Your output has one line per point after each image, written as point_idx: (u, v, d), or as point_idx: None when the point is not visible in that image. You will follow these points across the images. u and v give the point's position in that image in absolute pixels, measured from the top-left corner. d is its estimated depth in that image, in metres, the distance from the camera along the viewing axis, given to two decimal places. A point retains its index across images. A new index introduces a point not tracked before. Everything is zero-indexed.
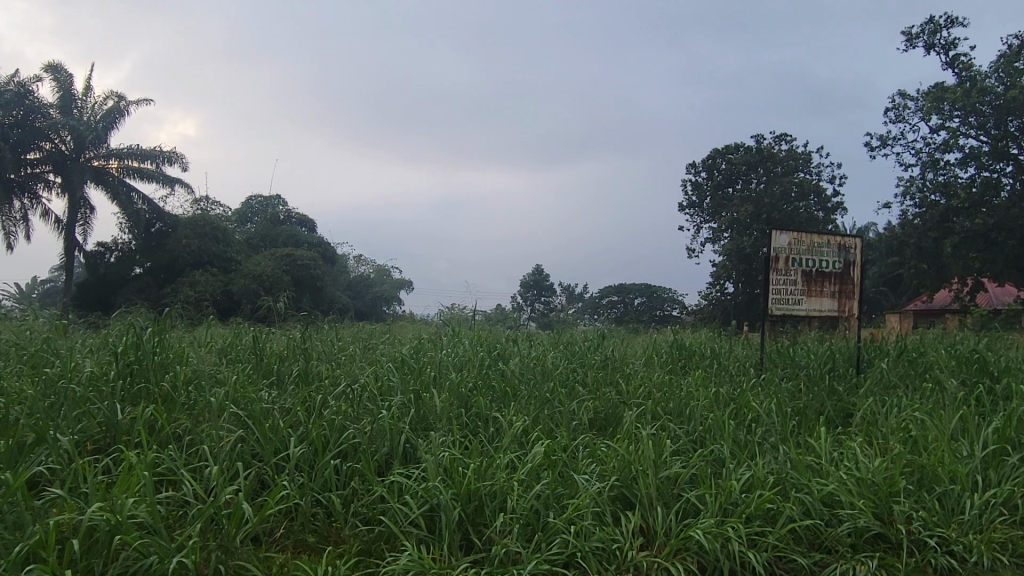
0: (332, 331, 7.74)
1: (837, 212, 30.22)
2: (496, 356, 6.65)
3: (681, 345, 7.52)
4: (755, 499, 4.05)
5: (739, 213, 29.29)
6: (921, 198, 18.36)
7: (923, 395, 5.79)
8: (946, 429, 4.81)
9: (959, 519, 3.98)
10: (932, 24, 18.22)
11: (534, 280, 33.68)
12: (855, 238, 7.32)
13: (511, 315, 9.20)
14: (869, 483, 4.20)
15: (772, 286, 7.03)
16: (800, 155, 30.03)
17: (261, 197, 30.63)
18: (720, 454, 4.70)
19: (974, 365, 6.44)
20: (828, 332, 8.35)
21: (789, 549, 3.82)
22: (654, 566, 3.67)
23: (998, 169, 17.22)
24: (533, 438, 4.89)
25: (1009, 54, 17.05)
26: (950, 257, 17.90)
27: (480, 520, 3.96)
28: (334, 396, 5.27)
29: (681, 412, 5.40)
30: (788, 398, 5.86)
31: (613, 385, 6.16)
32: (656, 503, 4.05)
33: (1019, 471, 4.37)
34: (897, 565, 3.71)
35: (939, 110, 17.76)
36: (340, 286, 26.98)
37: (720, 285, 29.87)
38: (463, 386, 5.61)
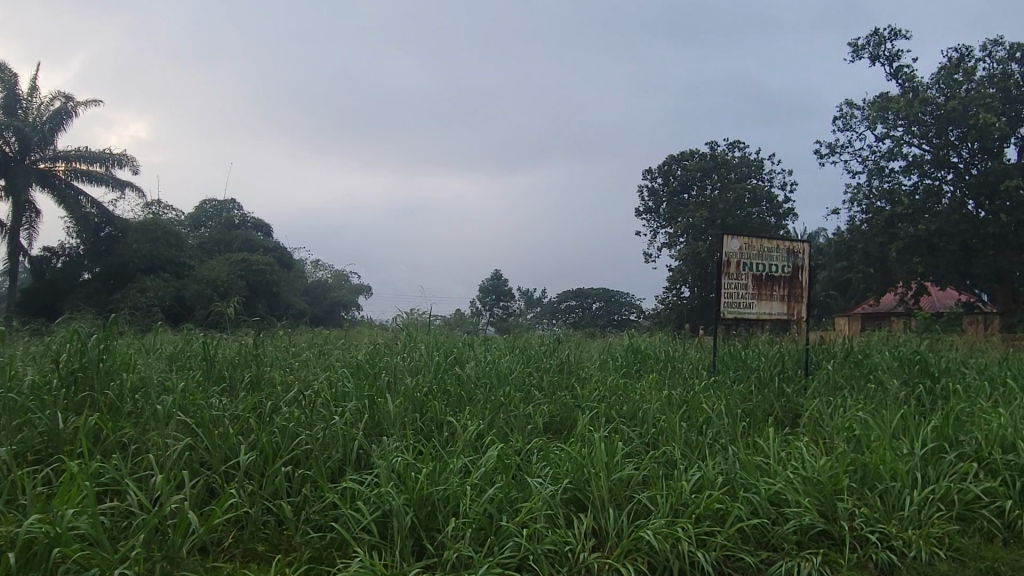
0: (285, 336, 7.62)
1: (788, 218, 30.92)
2: (452, 360, 6.64)
3: (636, 350, 7.62)
4: (703, 499, 4.12)
5: (694, 218, 29.77)
6: (868, 204, 18.89)
7: (867, 396, 5.97)
8: (888, 428, 4.95)
9: (899, 515, 4.12)
10: (877, 36, 18.81)
11: (493, 285, 33.71)
12: (803, 243, 7.51)
13: (468, 319, 9.19)
14: (815, 482, 4.31)
15: (723, 291, 7.16)
16: (753, 162, 30.65)
17: (215, 201, 30.07)
18: (671, 455, 4.77)
19: (916, 365, 6.66)
20: (779, 335, 8.54)
21: (737, 548, 3.89)
22: (605, 567, 3.70)
23: (939, 176, 17.85)
24: (487, 442, 4.90)
25: (949, 66, 17.70)
26: (895, 262, 18.49)
27: (433, 526, 3.95)
28: (286, 402, 5.19)
29: (634, 416, 5.47)
30: (740, 399, 5.98)
31: (569, 389, 6.20)
32: (607, 505, 4.10)
33: (956, 467, 4.53)
34: (840, 561, 3.82)
35: (883, 119, 18.33)
36: (297, 291, 26.61)
37: (677, 290, 30.29)
38: (418, 391, 5.58)
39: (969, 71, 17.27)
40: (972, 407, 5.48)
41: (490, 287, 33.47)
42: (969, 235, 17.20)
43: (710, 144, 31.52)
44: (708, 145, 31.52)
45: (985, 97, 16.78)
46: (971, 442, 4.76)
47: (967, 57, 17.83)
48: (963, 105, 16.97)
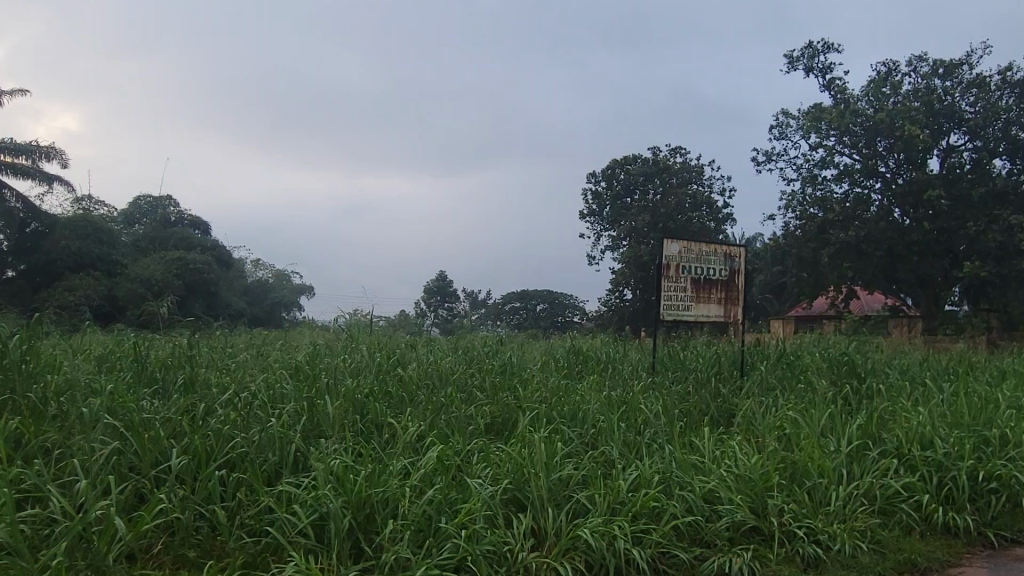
0: (223, 336, 7.45)
1: (727, 222, 31.76)
2: (394, 361, 6.60)
3: (578, 351, 7.71)
4: (640, 497, 4.20)
5: (637, 222, 30.28)
6: (801, 210, 19.50)
7: (798, 395, 6.18)
8: (816, 426, 5.14)
9: (825, 510, 4.28)
10: (811, 48, 19.47)
11: (438, 286, 33.58)
12: (740, 248, 7.73)
13: (413, 320, 9.16)
14: (747, 479, 4.44)
15: (664, 293, 7.31)
16: (694, 168, 31.35)
17: (150, 198, 29.10)
18: (610, 455, 4.85)
19: (844, 366, 6.94)
20: (716, 336, 8.76)
21: (672, 545, 3.98)
22: (543, 566, 3.73)
23: (868, 185, 18.60)
24: (428, 443, 4.88)
25: (877, 79, 18.46)
26: (826, 267, 19.21)
27: (371, 528, 3.92)
28: (221, 404, 5.08)
29: (574, 416, 5.53)
30: (678, 399, 6.12)
31: (511, 390, 6.23)
32: (547, 505, 4.13)
33: (878, 463, 4.74)
34: (769, 556, 3.94)
35: (817, 129, 18.98)
36: (236, 291, 25.97)
37: (619, 292, 30.72)
38: (359, 392, 5.53)
39: (896, 85, 18.06)
40: (894, 406, 5.74)
41: (435, 288, 33.35)
42: (895, 242, 17.99)
43: (653, 149, 32.12)
44: (651, 150, 32.09)
45: (911, 110, 17.55)
46: (893, 440, 4.97)
47: (894, 71, 18.62)
48: (890, 118, 17.72)
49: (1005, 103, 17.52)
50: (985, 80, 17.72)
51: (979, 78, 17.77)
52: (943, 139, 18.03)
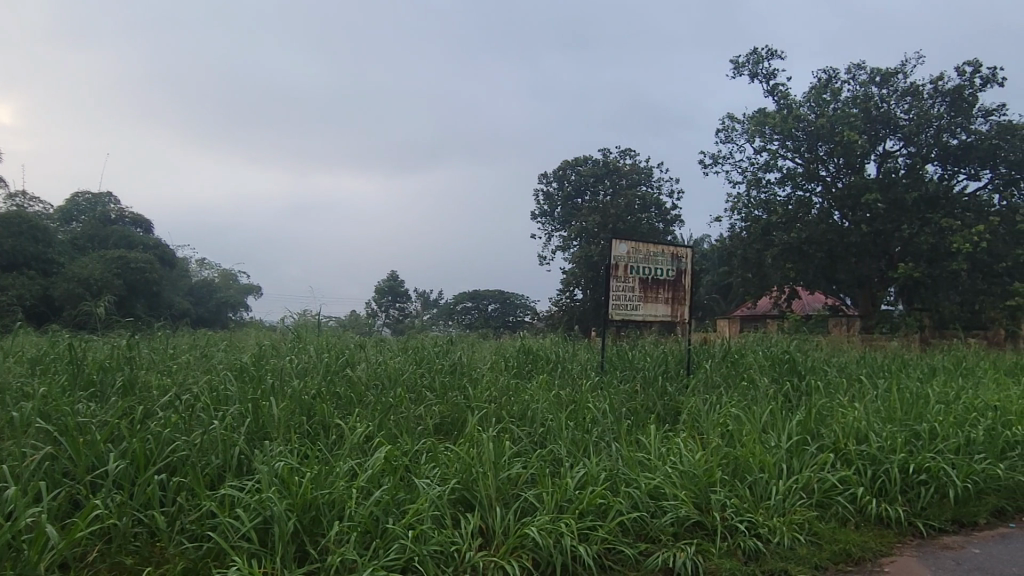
0: (164, 337, 7.24)
1: (676, 224, 32.31)
2: (342, 361, 6.52)
3: (528, 351, 7.75)
4: (587, 495, 4.25)
5: (587, 223, 30.55)
6: (747, 212, 19.95)
7: (741, 393, 6.34)
8: (758, 423, 5.28)
9: (766, 504, 4.40)
10: (756, 54, 19.96)
11: (389, 286, 33.30)
12: (687, 249, 7.87)
13: (363, 320, 9.08)
14: (690, 475, 4.53)
15: (612, 293, 7.40)
16: (643, 170, 31.81)
17: (89, 194, 28.08)
18: (558, 453, 4.89)
19: (785, 364, 7.14)
20: (664, 336, 8.89)
21: (617, 541, 4.04)
22: (490, 565, 3.74)
23: (810, 188, 19.16)
24: (375, 444, 4.84)
25: (818, 86, 19.04)
26: (770, 267, 19.73)
27: (317, 531, 3.87)
28: (162, 407, 4.95)
29: (523, 416, 5.56)
30: (625, 398, 6.21)
31: (460, 389, 6.21)
32: (495, 504, 4.15)
33: (816, 458, 4.89)
34: (711, 550, 4.03)
35: (761, 133, 19.47)
36: (179, 291, 25.24)
37: (570, 292, 30.95)
38: (306, 393, 5.44)
39: (836, 92, 18.66)
40: (832, 402, 5.93)
41: (386, 288, 33.05)
42: (835, 244, 18.58)
43: (604, 151, 32.50)
44: (602, 152, 32.46)
45: (849, 116, 18.15)
46: (830, 435, 5.13)
47: (834, 78, 19.23)
48: (830, 123, 18.29)
49: (937, 111, 18.26)
50: (919, 88, 18.44)
51: (913, 86, 18.49)
52: (880, 144, 18.69)
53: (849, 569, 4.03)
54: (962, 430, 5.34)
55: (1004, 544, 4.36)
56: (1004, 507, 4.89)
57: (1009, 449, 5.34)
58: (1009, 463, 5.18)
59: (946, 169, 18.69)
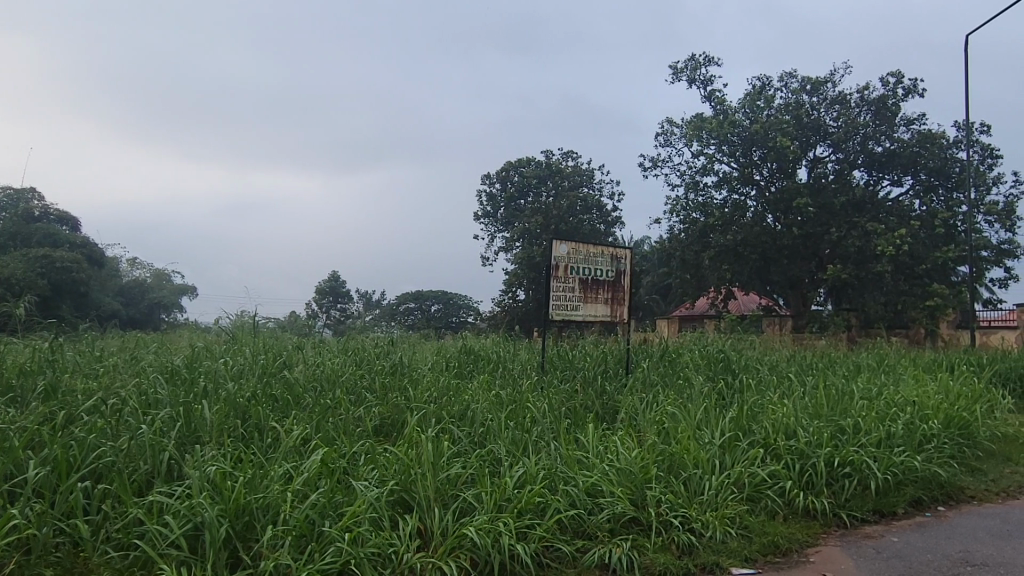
0: (91, 338, 6.98)
1: (616, 225, 32.82)
2: (280, 363, 6.40)
3: (468, 351, 7.76)
4: (525, 494, 4.28)
5: (530, 223, 30.73)
6: (685, 215, 20.38)
7: (678, 391, 6.47)
8: (692, 420, 5.42)
9: (699, 499, 4.51)
10: (694, 61, 20.45)
11: (330, 286, 32.81)
12: (627, 250, 7.99)
13: (302, 320, 8.93)
14: (627, 473, 4.62)
15: (553, 293, 7.47)
16: (585, 171, 32.21)
17: (9, 190, 26.73)
18: (497, 453, 4.91)
19: (719, 364, 7.34)
20: (604, 336, 9.01)
21: (555, 538, 4.08)
22: (428, 566, 3.73)
23: (745, 192, 19.71)
24: (313, 446, 4.76)
25: (753, 93, 19.62)
26: (707, 268, 20.23)
27: (250, 536, 3.78)
28: (87, 411, 4.77)
29: (464, 416, 5.56)
30: (565, 398, 6.28)
31: (401, 390, 6.17)
32: (434, 504, 4.14)
33: (748, 453, 5.05)
34: (646, 545, 4.11)
35: (699, 138, 19.95)
36: (108, 292, 24.28)
37: (512, 293, 31.08)
38: (242, 395, 5.31)
39: (769, 99, 19.26)
40: (763, 399, 6.12)
41: (327, 288, 32.55)
42: (768, 247, 19.13)
43: (547, 153, 32.80)
44: (545, 153, 32.74)
45: (782, 123, 18.76)
46: (761, 431, 5.29)
47: (768, 86, 19.86)
48: (764, 129, 18.87)
49: (864, 119, 19.02)
50: (846, 97, 19.18)
51: (841, 95, 19.23)
52: (811, 150, 19.37)
53: (777, 560, 4.17)
54: (883, 424, 5.58)
55: (920, 531, 4.59)
56: (922, 497, 5.13)
57: (925, 441, 5.62)
58: (925, 455, 5.45)
59: (872, 175, 19.52)
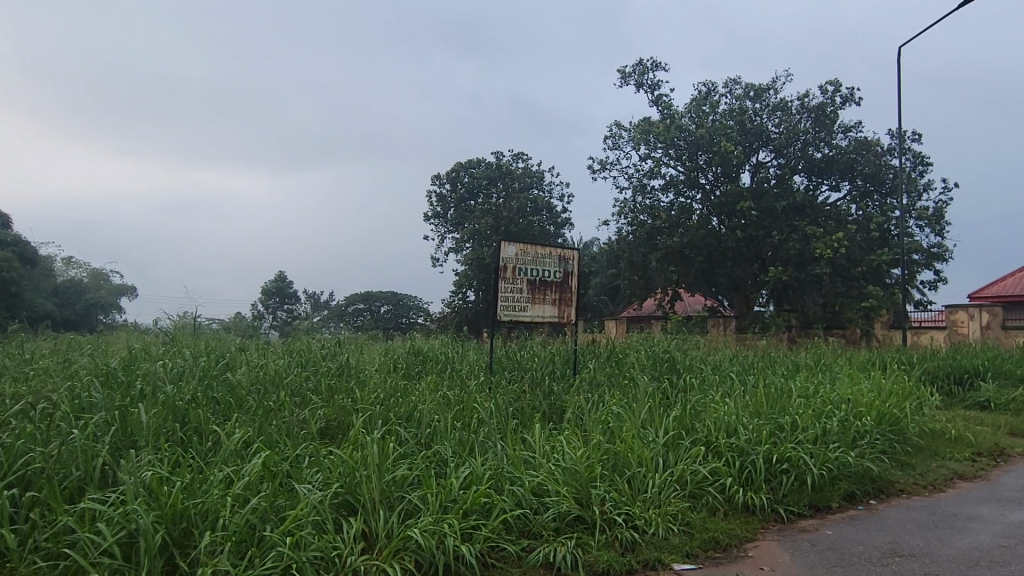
0: (21, 341, 6.72)
1: (565, 227, 33.10)
2: (222, 365, 6.26)
3: (417, 352, 7.73)
4: (471, 494, 4.28)
5: (479, 224, 30.75)
6: (633, 217, 20.67)
7: (623, 390, 6.56)
8: (637, 419, 5.50)
9: (643, 497, 4.58)
10: (641, 65, 20.76)
11: (277, 287, 32.23)
12: (574, 251, 8.05)
13: (247, 321, 8.77)
14: (573, 472, 4.66)
15: (501, 294, 7.49)
16: (535, 173, 32.40)
17: None
18: (443, 454, 4.90)
19: (664, 364, 7.47)
20: (552, 337, 9.06)
21: (500, 538, 4.09)
22: (372, 568, 3.70)
23: (691, 195, 20.12)
24: (255, 449, 4.67)
25: (698, 98, 20.04)
26: (654, 270, 20.58)
27: (188, 543, 3.69)
28: (15, 417, 4.59)
29: (410, 417, 5.53)
30: (513, 398, 6.30)
31: (347, 391, 6.10)
32: (378, 507, 4.10)
33: (690, 451, 5.15)
34: (591, 543, 4.14)
35: (646, 141, 20.28)
36: (41, 292, 23.33)
37: (462, 294, 31.04)
38: (181, 398, 5.16)
39: (714, 104, 19.69)
40: (706, 398, 6.25)
41: (274, 289, 31.96)
42: (713, 249, 19.70)
43: (498, 154, 32.89)
44: (495, 154, 32.82)
45: (726, 128, 19.20)
46: (703, 429, 5.41)
47: (713, 91, 20.30)
48: (708, 134, 19.28)
49: (804, 125, 19.60)
50: (787, 104, 19.73)
51: (783, 102, 19.79)
52: (753, 155, 19.88)
53: (717, 556, 4.26)
54: (820, 421, 5.76)
55: (852, 524, 4.76)
56: (855, 492, 5.33)
57: (858, 438, 5.82)
58: (859, 450, 5.64)
59: (812, 180, 20.12)
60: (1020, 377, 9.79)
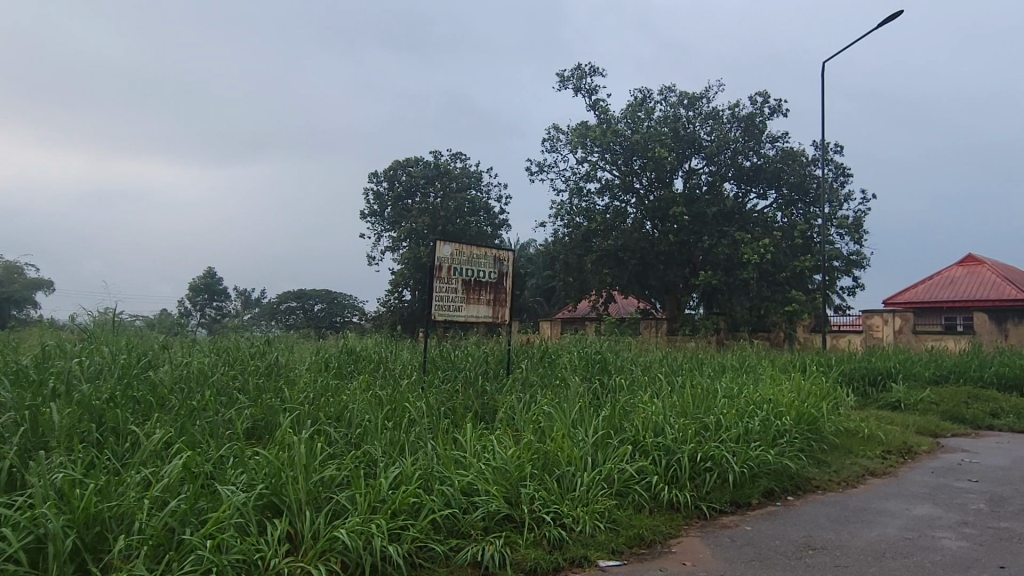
0: None
1: (503, 228, 33.21)
2: (143, 364, 6.03)
3: (349, 352, 7.63)
4: (400, 494, 4.25)
5: (417, 223, 30.52)
6: (569, 219, 20.91)
7: (555, 391, 6.64)
8: (567, 419, 5.57)
9: (571, 495, 4.65)
10: (580, 70, 21.05)
11: (205, 283, 31.19)
12: (509, 252, 8.09)
13: (173, 319, 8.47)
14: (502, 471, 4.69)
15: (435, 294, 7.46)
16: (473, 174, 32.40)
17: None
18: (372, 454, 4.85)
19: (595, 365, 7.59)
20: (487, 338, 9.06)
21: (428, 539, 4.08)
22: (296, 570, 3.64)
23: (626, 199, 20.49)
24: (176, 450, 4.52)
25: (634, 104, 20.45)
26: (589, 271, 20.87)
27: (102, 548, 3.56)
28: None
29: (340, 417, 5.46)
30: (445, 398, 6.29)
31: (276, 391, 5.97)
32: (305, 507, 4.04)
33: (618, 450, 5.26)
34: (519, 542, 4.18)
35: (583, 145, 20.58)
36: None
37: (398, 293, 30.73)
38: (97, 398, 4.95)
39: (649, 111, 20.11)
40: (634, 399, 6.38)
41: (203, 286, 30.92)
42: (646, 252, 20.11)
43: (436, 154, 32.75)
44: (434, 154, 32.69)
45: (660, 135, 19.61)
46: (631, 429, 5.53)
47: (648, 98, 20.74)
48: (644, 140, 19.70)
49: (734, 135, 20.21)
50: (719, 113, 20.32)
51: (714, 111, 20.36)
52: (686, 162, 20.38)
53: (642, 552, 4.36)
54: (742, 420, 5.97)
55: (771, 520, 4.94)
56: (773, 488, 5.53)
57: (778, 436, 6.04)
58: (779, 449, 5.86)
59: (741, 187, 20.76)
60: (928, 378, 10.36)
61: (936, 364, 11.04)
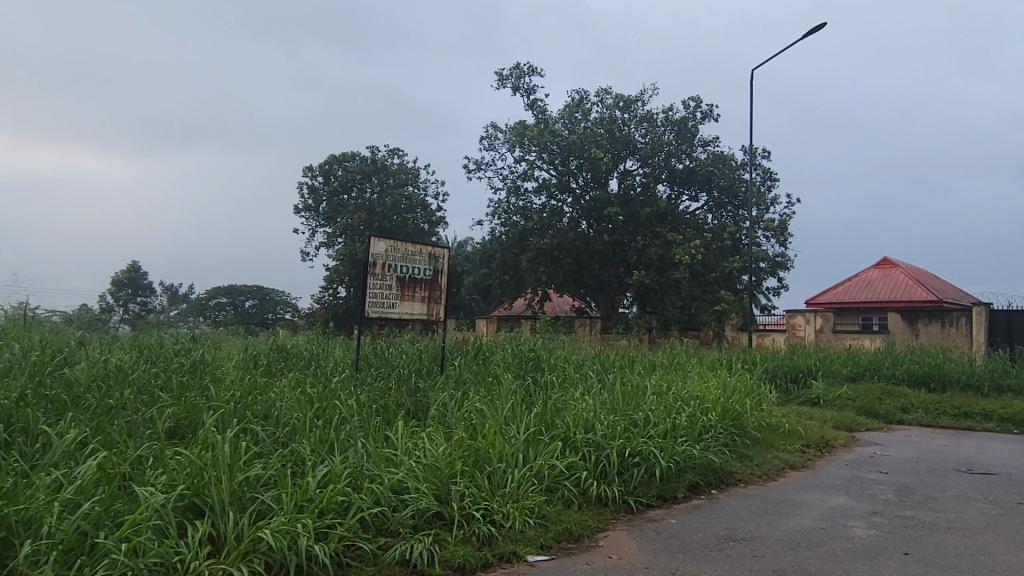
0: None
1: (440, 225, 33.07)
2: (58, 361, 5.76)
3: (280, 349, 7.47)
4: (328, 493, 4.18)
5: (353, 219, 30.07)
6: (507, 217, 20.97)
7: (488, 388, 6.65)
8: (499, 416, 5.59)
9: (502, 491, 4.67)
10: (518, 69, 21.14)
11: (129, 277, 29.90)
12: (444, 250, 8.06)
13: (93, 315, 8.12)
14: (432, 468, 4.67)
15: (369, 290, 7.37)
16: (410, 170, 32.15)
17: None
18: (300, 453, 4.77)
19: (529, 363, 7.65)
20: (421, 335, 9.00)
21: (356, 537, 4.04)
22: (217, 572, 3.54)
23: (562, 199, 20.68)
24: (91, 450, 4.34)
25: (571, 105, 20.67)
26: (526, 269, 20.99)
27: (5, 553, 3.38)
28: None
29: (268, 416, 5.34)
30: (376, 395, 6.23)
31: (201, 389, 5.80)
32: (228, 508, 3.94)
33: (549, 446, 5.31)
34: (448, 539, 4.18)
35: (521, 144, 20.69)
36: None
37: (333, 290, 30.22)
38: (5, 397, 4.70)
39: (586, 112, 20.36)
40: (566, 396, 6.46)
41: (126, 280, 29.64)
42: (582, 251, 20.35)
43: (373, 149, 32.36)
44: (371, 149, 32.29)
45: (597, 136, 19.88)
46: (562, 426, 5.59)
47: (585, 99, 20.99)
48: (581, 141, 19.93)
49: (668, 138, 20.66)
50: (653, 116, 20.73)
51: (649, 113, 20.77)
52: (621, 163, 20.71)
53: (570, 546, 4.42)
54: (670, 416, 6.11)
55: (695, 513, 5.08)
56: (698, 483, 5.68)
57: (703, 432, 6.21)
58: (704, 444, 6.03)
59: (674, 189, 21.23)
60: (845, 376, 10.84)
61: (852, 362, 11.57)
